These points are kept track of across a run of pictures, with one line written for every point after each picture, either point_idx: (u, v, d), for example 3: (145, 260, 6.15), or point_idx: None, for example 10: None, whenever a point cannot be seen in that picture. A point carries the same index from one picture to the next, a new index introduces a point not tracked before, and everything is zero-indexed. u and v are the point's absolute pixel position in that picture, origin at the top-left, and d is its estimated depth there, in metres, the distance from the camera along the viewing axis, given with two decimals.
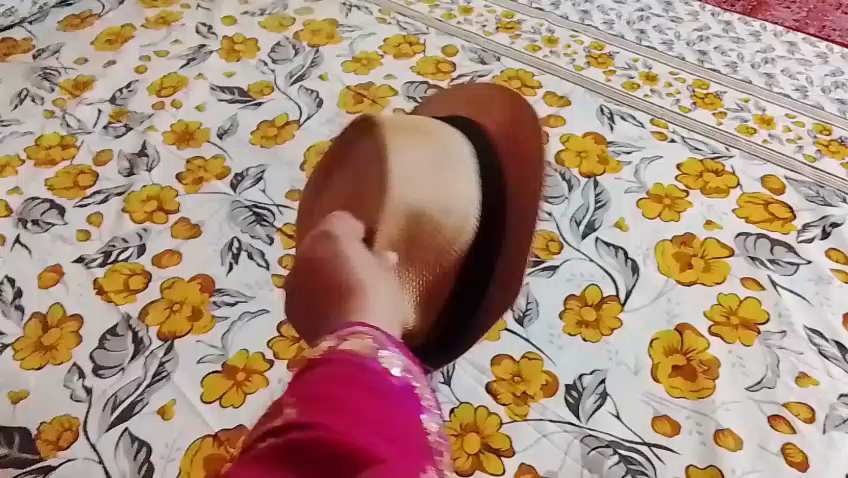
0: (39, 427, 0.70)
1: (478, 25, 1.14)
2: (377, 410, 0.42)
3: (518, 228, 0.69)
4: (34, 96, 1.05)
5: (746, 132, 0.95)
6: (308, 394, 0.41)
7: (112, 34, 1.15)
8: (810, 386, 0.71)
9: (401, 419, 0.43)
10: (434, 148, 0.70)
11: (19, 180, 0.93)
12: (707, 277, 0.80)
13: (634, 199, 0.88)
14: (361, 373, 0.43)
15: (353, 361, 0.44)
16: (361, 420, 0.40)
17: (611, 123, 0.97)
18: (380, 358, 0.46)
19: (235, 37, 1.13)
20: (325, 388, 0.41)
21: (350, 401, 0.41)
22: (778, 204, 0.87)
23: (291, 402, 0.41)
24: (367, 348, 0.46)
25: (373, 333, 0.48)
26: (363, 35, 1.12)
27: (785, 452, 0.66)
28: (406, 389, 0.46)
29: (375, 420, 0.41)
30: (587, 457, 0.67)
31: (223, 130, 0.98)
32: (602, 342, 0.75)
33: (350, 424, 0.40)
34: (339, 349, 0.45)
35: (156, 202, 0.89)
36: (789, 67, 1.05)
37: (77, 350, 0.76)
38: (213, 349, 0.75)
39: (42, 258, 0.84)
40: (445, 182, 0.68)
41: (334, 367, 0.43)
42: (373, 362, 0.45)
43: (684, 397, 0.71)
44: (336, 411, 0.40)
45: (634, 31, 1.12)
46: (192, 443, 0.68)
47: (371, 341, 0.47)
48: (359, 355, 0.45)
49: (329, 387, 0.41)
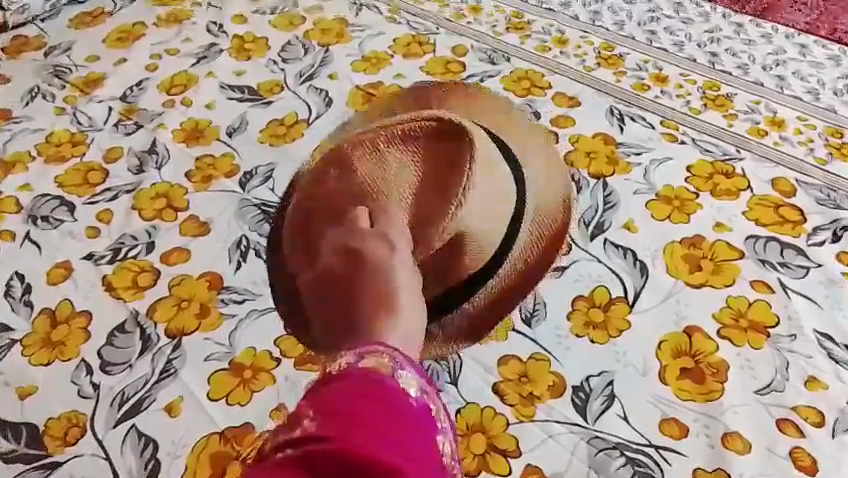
0: (46, 423, 0.70)
1: (488, 25, 1.14)
2: (397, 427, 0.38)
3: (530, 270, 0.78)
4: (45, 93, 1.05)
5: (757, 134, 0.95)
6: (327, 406, 0.38)
7: (123, 32, 1.15)
8: (819, 390, 0.71)
9: (423, 436, 0.40)
10: (499, 179, 0.76)
11: (29, 177, 0.94)
12: (717, 279, 0.79)
13: (643, 201, 0.87)
14: (381, 390, 0.40)
15: (372, 377, 0.40)
16: (382, 436, 0.37)
17: (620, 124, 0.97)
18: (398, 377, 0.42)
19: (245, 36, 1.13)
20: (344, 401, 0.38)
21: (370, 418, 0.38)
22: (789, 207, 0.86)
23: (309, 413, 0.38)
24: (384, 365, 0.42)
25: (391, 352, 0.43)
26: (373, 34, 1.12)
27: (793, 455, 0.66)
28: (426, 410, 0.41)
29: (395, 438, 0.38)
30: (594, 459, 0.67)
31: (232, 128, 0.98)
32: (609, 343, 0.75)
33: (370, 440, 0.37)
34: (357, 365, 0.41)
35: (165, 199, 0.90)
36: (800, 69, 1.05)
37: (85, 347, 0.76)
38: (220, 347, 0.75)
39: (52, 255, 0.85)
40: (496, 218, 0.75)
41: (353, 382, 0.39)
42: (392, 379, 0.41)
43: (692, 399, 0.70)
44: (356, 426, 0.37)
45: (645, 32, 1.12)
46: (199, 440, 0.69)
47: (388, 360, 0.42)
48: (377, 371, 0.41)
49: (348, 403, 0.38)
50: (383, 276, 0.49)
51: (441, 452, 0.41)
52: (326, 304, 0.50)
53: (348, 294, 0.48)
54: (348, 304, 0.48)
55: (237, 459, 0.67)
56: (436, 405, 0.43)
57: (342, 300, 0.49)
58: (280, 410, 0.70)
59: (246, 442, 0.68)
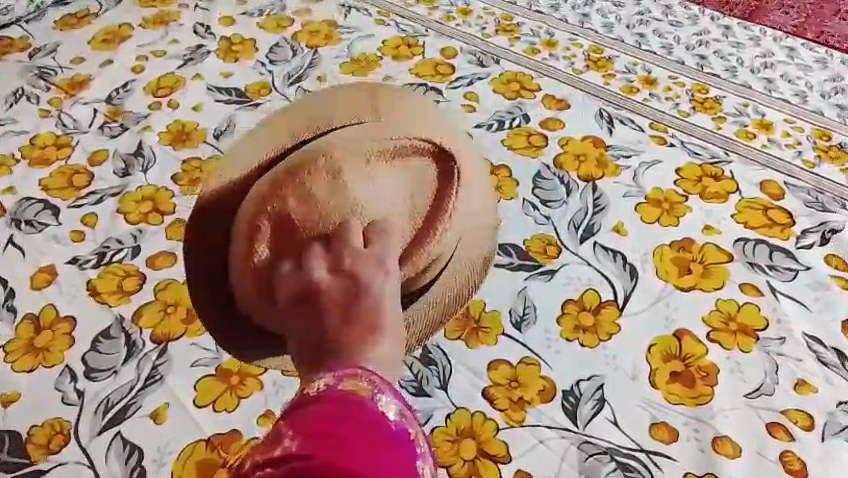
0: (30, 430, 0.69)
1: (477, 27, 1.14)
2: (376, 448, 0.37)
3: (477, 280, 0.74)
4: (30, 95, 1.04)
5: (745, 137, 0.95)
6: (306, 428, 0.37)
7: (110, 33, 1.14)
8: (808, 393, 0.71)
9: (402, 460, 0.38)
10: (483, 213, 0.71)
11: (13, 179, 0.92)
12: (706, 283, 0.79)
13: (632, 204, 0.87)
14: (359, 412, 0.38)
15: (351, 400, 0.39)
16: (359, 455, 0.36)
17: (610, 127, 0.96)
18: (379, 401, 0.40)
19: (233, 38, 1.12)
20: (324, 424, 0.37)
21: (349, 440, 0.36)
22: (777, 210, 0.86)
23: (289, 434, 0.37)
24: (363, 388, 0.41)
25: (368, 376, 0.42)
26: (361, 37, 1.12)
27: (784, 460, 0.66)
28: (405, 437, 0.40)
29: (373, 460, 0.36)
30: (584, 464, 0.66)
31: (220, 131, 0.97)
32: (599, 347, 0.74)
33: (347, 457, 0.35)
34: (338, 386, 0.40)
35: (151, 202, 0.89)
36: (788, 72, 1.05)
37: (70, 353, 0.75)
38: (207, 352, 0.75)
39: (36, 259, 0.83)
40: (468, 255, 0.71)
41: (332, 405, 0.39)
42: (371, 403, 0.40)
43: (681, 403, 0.70)
44: (336, 447, 0.35)
45: (633, 34, 1.12)
46: (185, 447, 0.68)
47: (367, 384, 0.41)
48: (355, 394, 0.40)
49: (328, 424, 0.37)
50: (375, 297, 0.46)
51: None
52: (305, 319, 0.46)
53: (337, 316, 0.45)
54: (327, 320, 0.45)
55: (224, 466, 0.66)
56: (416, 429, 0.42)
57: (328, 320, 0.45)
58: (268, 416, 0.70)
59: (233, 449, 0.68)
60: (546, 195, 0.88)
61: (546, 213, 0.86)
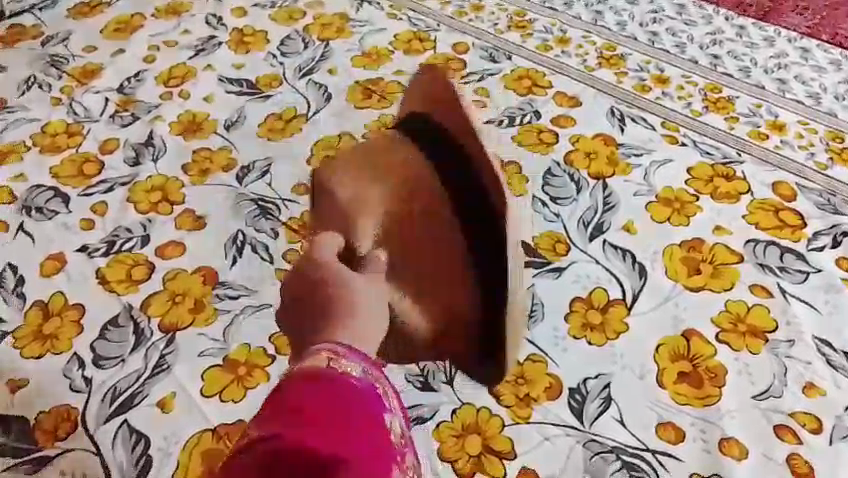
0: (37, 416, 0.69)
1: (490, 23, 1.13)
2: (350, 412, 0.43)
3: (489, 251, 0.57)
4: (42, 83, 1.04)
5: (758, 137, 0.94)
6: (292, 403, 0.42)
7: (122, 23, 1.14)
8: (817, 397, 0.70)
9: (366, 414, 0.44)
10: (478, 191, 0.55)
11: (24, 167, 0.92)
12: (716, 283, 0.79)
13: (642, 202, 0.87)
14: (330, 393, 0.43)
15: (317, 378, 0.43)
16: (328, 419, 0.42)
17: (621, 125, 0.96)
18: (338, 365, 0.45)
19: (245, 29, 1.12)
20: (309, 400, 0.42)
21: (324, 407, 0.42)
22: (788, 211, 0.86)
23: (278, 406, 0.42)
24: (324, 360, 0.45)
25: (331, 347, 0.47)
26: (373, 30, 1.12)
27: (791, 463, 0.66)
28: (371, 388, 0.45)
29: (339, 419, 0.42)
30: (589, 463, 0.66)
31: (230, 122, 0.97)
32: (607, 345, 0.74)
33: (316, 425, 0.41)
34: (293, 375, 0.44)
35: (161, 192, 0.89)
36: (802, 73, 1.04)
37: (78, 340, 0.75)
38: (214, 343, 0.75)
39: (46, 246, 0.84)
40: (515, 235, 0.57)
41: (306, 392, 0.42)
42: (331, 371, 0.44)
43: (689, 404, 0.70)
44: (316, 421, 0.41)
45: (647, 33, 1.11)
46: (191, 437, 0.68)
47: (327, 355, 0.46)
48: (316, 371, 0.44)
49: (305, 401, 0.42)
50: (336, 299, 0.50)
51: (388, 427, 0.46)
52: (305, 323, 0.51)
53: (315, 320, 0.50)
54: (312, 322, 0.49)
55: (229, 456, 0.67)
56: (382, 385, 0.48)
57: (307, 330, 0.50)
58: None
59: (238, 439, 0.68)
60: (556, 192, 0.88)
61: (556, 210, 0.86)
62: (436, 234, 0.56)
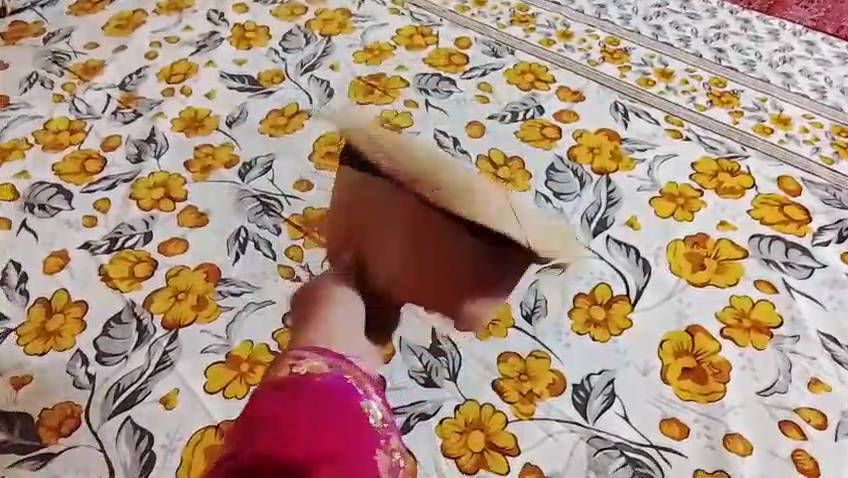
0: (41, 413, 0.69)
1: (492, 17, 1.13)
2: (320, 410, 0.44)
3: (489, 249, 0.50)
4: (44, 80, 1.04)
5: (762, 132, 0.94)
6: (260, 415, 0.43)
7: (123, 19, 1.14)
8: (821, 392, 0.70)
9: (340, 405, 0.45)
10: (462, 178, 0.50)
11: (26, 164, 0.92)
12: (720, 279, 0.78)
13: (646, 197, 0.86)
14: (295, 398, 0.44)
15: (282, 384, 0.45)
16: (298, 421, 0.43)
17: (625, 120, 0.96)
18: (302, 368, 0.47)
19: (247, 25, 1.12)
20: (274, 408, 0.43)
21: (293, 412, 0.43)
22: (793, 206, 0.85)
23: (249, 421, 0.44)
24: (289, 366, 0.47)
25: (296, 353, 0.48)
26: (375, 25, 1.11)
27: (795, 459, 0.65)
28: (343, 379, 0.47)
29: (308, 416, 0.43)
30: (593, 459, 0.66)
31: (232, 118, 0.97)
32: (610, 341, 0.74)
33: (287, 430, 0.42)
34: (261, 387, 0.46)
35: (163, 189, 0.89)
36: (807, 67, 1.04)
37: (81, 337, 0.75)
38: (217, 339, 0.75)
39: (49, 243, 0.83)
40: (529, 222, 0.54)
41: (272, 402, 0.44)
42: (297, 376, 0.46)
43: (693, 400, 0.69)
44: (286, 429, 0.42)
45: (650, 26, 1.11)
46: (194, 433, 0.68)
47: (290, 361, 0.47)
48: (283, 379, 0.46)
49: (273, 410, 0.43)
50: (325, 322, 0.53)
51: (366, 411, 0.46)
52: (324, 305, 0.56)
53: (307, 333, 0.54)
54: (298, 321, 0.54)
55: None
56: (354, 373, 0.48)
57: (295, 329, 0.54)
58: None
59: None
60: (560, 187, 0.88)
61: (559, 206, 0.86)
62: (420, 239, 0.50)
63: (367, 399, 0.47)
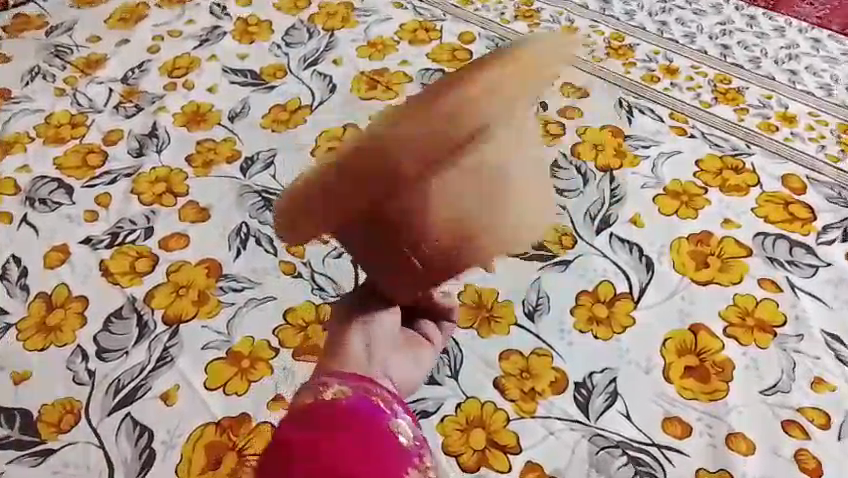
0: (41, 409, 0.69)
1: (496, 12, 1.12)
2: (346, 438, 0.39)
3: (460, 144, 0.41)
4: (46, 73, 1.04)
5: (768, 129, 0.93)
6: (281, 448, 0.39)
7: (126, 13, 1.13)
8: (825, 391, 0.69)
9: (368, 430, 0.41)
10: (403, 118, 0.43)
11: (27, 158, 0.92)
12: (724, 277, 0.78)
13: (650, 195, 0.86)
14: (318, 427, 0.40)
15: (304, 413, 0.41)
16: (323, 450, 0.38)
17: (629, 117, 0.95)
18: (324, 394, 0.43)
19: (249, 19, 1.12)
20: (297, 439, 0.39)
21: (318, 442, 0.39)
22: (798, 204, 0.85)
23: (269, 459, 0.39)
24: (311, 393, 0.43)
25: (319, 379, 0.44)
26: (379, 20, 1.11)
27: (798, 458, 0.65)
28: (368, 400, 0.43)
29: (333, 443, 0.39)
30: (595, 457, 0.65)
31: (234, 113, 0.97)
32: (613, 339, 0.74)
33: (313, 462, 0.38)
34: (281, 421, 0.41)
35: (165, 184, 0.88)
36: (813, 64, 1.03)
37: (82, 332, 0.75)
38: (217, 335, 0.74)
39: (50, 238, 0.83)
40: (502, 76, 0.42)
41: (294, 434, 0.39)
42: (318, 404, 0.41)
43: (695, 398, 0.69)
44: (311, 459, 0.38)
45: (655, 22, 1.10)
46: (195, 429, 0.67)
47: (310, 388, 0.43)
48: (304, 407, 0.41)
49: (295, 441, 0.39)
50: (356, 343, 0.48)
51: (397, 435, 0.42)
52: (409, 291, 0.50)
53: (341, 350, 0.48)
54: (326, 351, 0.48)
55: (233, 448, 0.66)
56: (380, 395, 0.44)
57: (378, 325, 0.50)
58: (278, 400, 0.69)
59: (242, 432, 0.67)
60: (563, 184, 0.87)
61: (562, 202, 0.85)
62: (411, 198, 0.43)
63: (395, 417, 0.43)
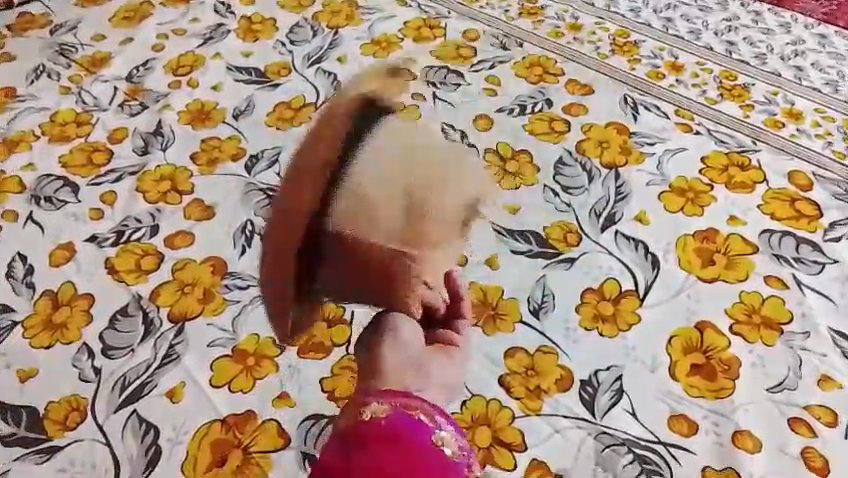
0: (47, 406, 0.69)
1: (501, 9, 1.12)
2: (397, 454, 0.42)
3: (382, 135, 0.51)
4: (51, 72, 1.04)
5: (773, 126, 0.93)
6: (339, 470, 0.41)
7: (130, 11, 1.13)
8: (832, 389, 0.69)
9: (414, 445, 0.43)
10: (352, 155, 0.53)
11: (33, 156, 0.92)
12: (730, 274, 0.78)
13: (656, 192, 0.86)
14: (371, 446, 0.42)
15: (352, 435, 0.43)
16: (382, 469, 0.41)
17: (634, 114, 0.95)
18: (365, 414, 0.45)
19: (254, 17, 1.12)
20: (351, 461, 0.41)
21: (373, 460, 0.41)
22: (805, 201, 0.84)
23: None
24: (353, 416, 0.45)
25: (358, 402, 0.47)
26: (383, 17, 1.10)
27: (805, 456, 0.65)
28: (407, 416, 0.46)
29: (387, 461, 0.41)
30: (601, 455, 0.65)
31: (239, 111, 0.97)
32: (619, 337, 0.73)
33: None
34: (329, 446, 0.44)
35: (170, 182, 0.88)
36: (819, 60, 1.03)
37: (88, 330, 0.75)
38: (223, 333, 0.74)
39: (55, 236, 0.83)
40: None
41: (349, 457, 0.42)
42: (363, 425, 0.44)
43: (701, 396, 0.69)
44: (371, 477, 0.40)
45: (661, 19, 1.10)
46: (200, 427, 0.67)
47: (352, 412, 0.46)
48: (351, 429, 0.44)
49: (351, 462, 0.41)
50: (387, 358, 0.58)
51: (439, 445, 0.45)
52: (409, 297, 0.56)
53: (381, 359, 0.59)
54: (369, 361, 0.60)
55: (239, 446, 0.66)
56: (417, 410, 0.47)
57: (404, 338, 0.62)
58: (283, 398, 0.69)
59: (248, 430, 0.67)
60: (568, 182, 0.87)
61: (567, 200, 0.85)
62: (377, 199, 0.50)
63: (436, 429, 0.45)
